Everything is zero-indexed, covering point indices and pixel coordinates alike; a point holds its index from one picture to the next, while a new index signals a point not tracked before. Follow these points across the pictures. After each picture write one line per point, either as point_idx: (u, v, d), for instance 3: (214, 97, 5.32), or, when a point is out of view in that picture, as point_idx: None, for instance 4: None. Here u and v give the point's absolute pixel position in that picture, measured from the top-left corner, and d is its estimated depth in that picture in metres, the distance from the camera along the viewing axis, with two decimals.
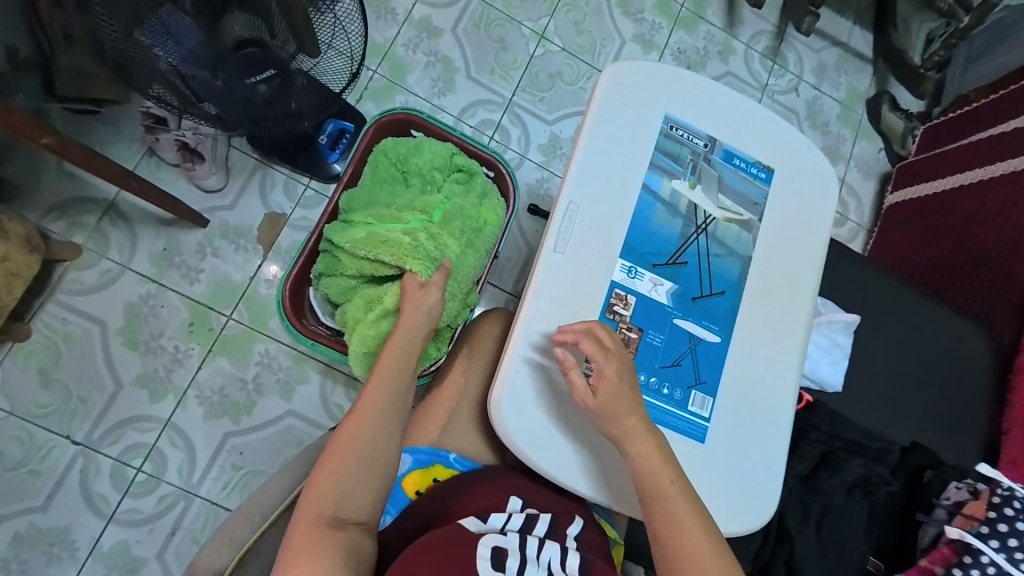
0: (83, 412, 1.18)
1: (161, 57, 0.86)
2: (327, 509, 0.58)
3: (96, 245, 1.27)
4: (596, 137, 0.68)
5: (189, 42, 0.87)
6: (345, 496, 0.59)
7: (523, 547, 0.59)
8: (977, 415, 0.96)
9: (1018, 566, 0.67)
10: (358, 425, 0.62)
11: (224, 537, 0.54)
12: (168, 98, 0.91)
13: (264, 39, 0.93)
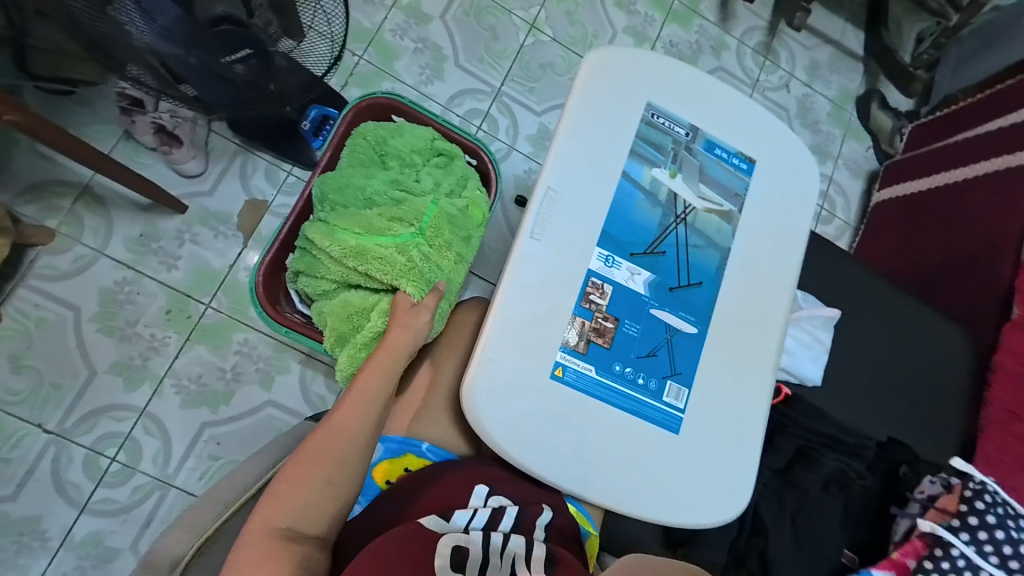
0: (56, 399, 1.15)
1: (135, 34, 0.78)
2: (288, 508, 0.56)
3: (70, 229, 1.23)
4: (577, 124, 0.67)
5: (165, 19, 0.80)
6: (310, 493, 0.58)
7: (488, 544, 0.58)
8: (954, 411, 0.97)
9: (984, 558, 0.70)
10: (331, 435, 0.61)
11: (187, 525, 0.53)
12: (145, 79, 0.85)
13: (240, 17, 0.90)
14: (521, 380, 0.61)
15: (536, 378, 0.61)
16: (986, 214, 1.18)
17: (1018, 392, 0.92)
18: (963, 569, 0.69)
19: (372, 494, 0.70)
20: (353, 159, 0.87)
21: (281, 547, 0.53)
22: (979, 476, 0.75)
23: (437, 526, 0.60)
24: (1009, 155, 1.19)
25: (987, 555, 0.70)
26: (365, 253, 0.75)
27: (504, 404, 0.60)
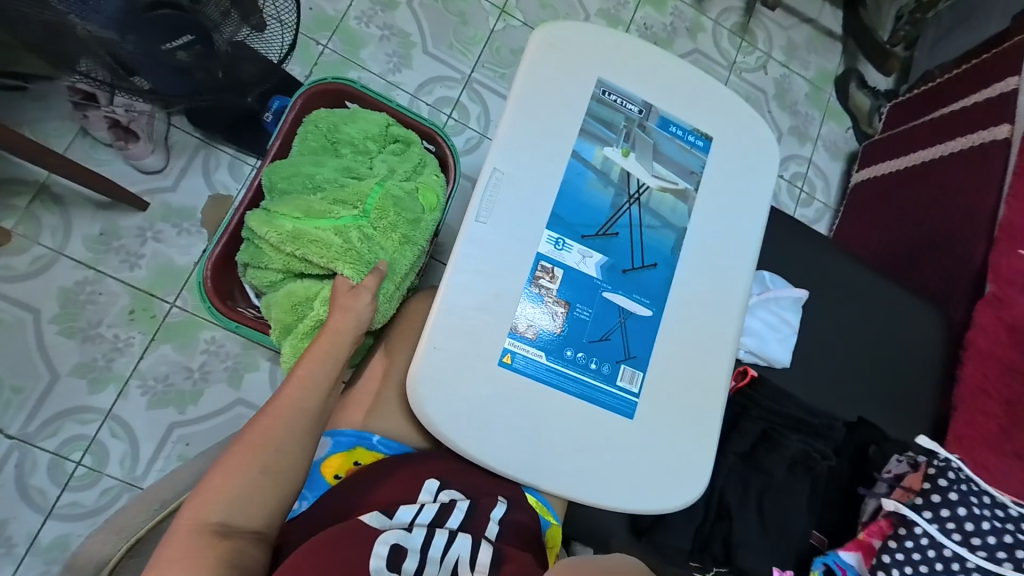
0: (17, 403, 1.12)
1: (78, 23, 0.78)
2: (223, 500, 0.55)
3: (27, 229, 1.20)
4: (524, 102, 0.65)
5: (107, 7, 0.80)
6: (247, 488, 0.56)
7: (428, 545, 0.58)
8: (926, 390, 0.95)
9: (948, 535, 0.68)
10: (268, 427, 0.59)
11: (113, 527, 0.54)
12: (98, 73, 0.85)
13: (179, 2, 0.87)
14: (465, 366, 0.59)
15: (481, 367, 0.59)
16: (960, 191, 1.17)
17: (987, 369, 0.91)
18: (927, 547, 0.68)
19: (320, 489, 0.68)
20: (306, 146, 0.85)
21: (211, 544, 0.52)
22: (944, 453, 0.73)
23: (378, 523, 0.60)
24: (983, 130, 1.17)
25: (949, 532, 0.68)
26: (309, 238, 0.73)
27: (448, 392, 0.58)
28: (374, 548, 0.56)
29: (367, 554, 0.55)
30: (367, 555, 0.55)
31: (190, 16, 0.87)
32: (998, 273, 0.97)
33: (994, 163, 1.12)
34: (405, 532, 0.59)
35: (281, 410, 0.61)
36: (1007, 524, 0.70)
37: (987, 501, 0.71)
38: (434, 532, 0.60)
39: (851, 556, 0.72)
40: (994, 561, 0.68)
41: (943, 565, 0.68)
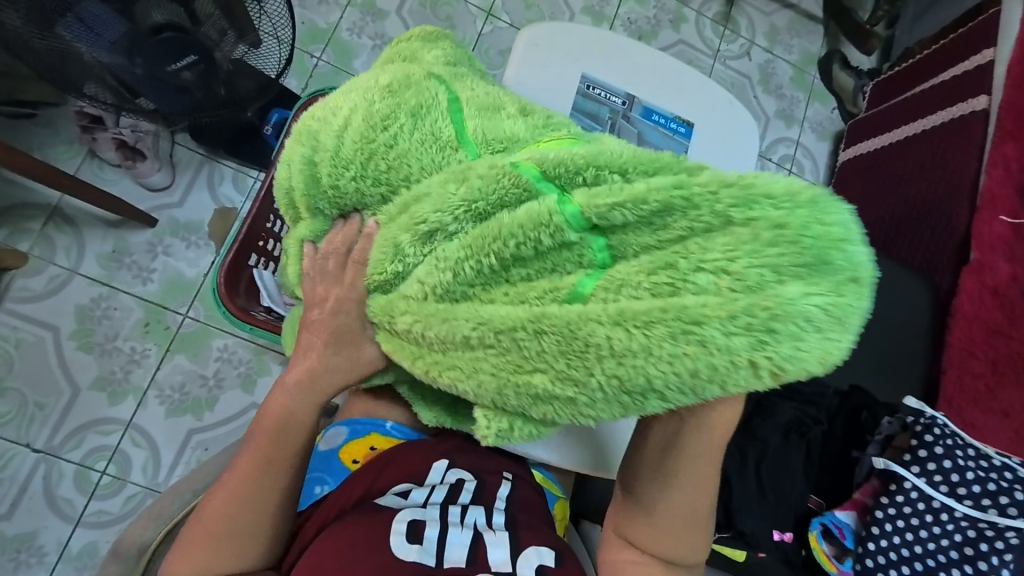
0: (41, 418, 1.17)
1: (84, 51, 0.85)
2: (219, 558, 0.59)
3: (42, 251, 1.24)
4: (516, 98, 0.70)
5: (110, 34, 0.85)
6: (234, 537, 0.59)
7: (445, 514, 0.63)
8: (916, 356, 0.99)
9: (937, 488, 0.73)
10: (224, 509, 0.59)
11: (151, 514, 0.65)
12: (103, 96, 0.95)
13: (184, 25, 0.89)
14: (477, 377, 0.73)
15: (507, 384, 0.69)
16: (942, 162, 1.19)
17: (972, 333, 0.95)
18: (916, 501, 0.72)
19: (340, 476, 0.73)
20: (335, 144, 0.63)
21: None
22: (930, 412, 0.76)
23: (393, 505, 0.65)
24: (965, 101, 1.19)
25: (937, 485, 0.73)
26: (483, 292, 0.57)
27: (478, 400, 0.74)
28: (393, 526, 0.60)
29: (389, 530, 0.60)
30: (389, 533, 0.60)
31: (192, 35, 0.90)
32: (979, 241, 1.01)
33: (973, 134, 1.15)
34: (421, 508, 0.64)
35: (257, 454, 0.61)
36: (991, 472, 0.72)
37: (972, 453, 0.73)
38: (448, 505, 0.65)
39: (848, 515, 0.76)
40: (980, 508, 0.71)
41: (932, 516, 0.72)
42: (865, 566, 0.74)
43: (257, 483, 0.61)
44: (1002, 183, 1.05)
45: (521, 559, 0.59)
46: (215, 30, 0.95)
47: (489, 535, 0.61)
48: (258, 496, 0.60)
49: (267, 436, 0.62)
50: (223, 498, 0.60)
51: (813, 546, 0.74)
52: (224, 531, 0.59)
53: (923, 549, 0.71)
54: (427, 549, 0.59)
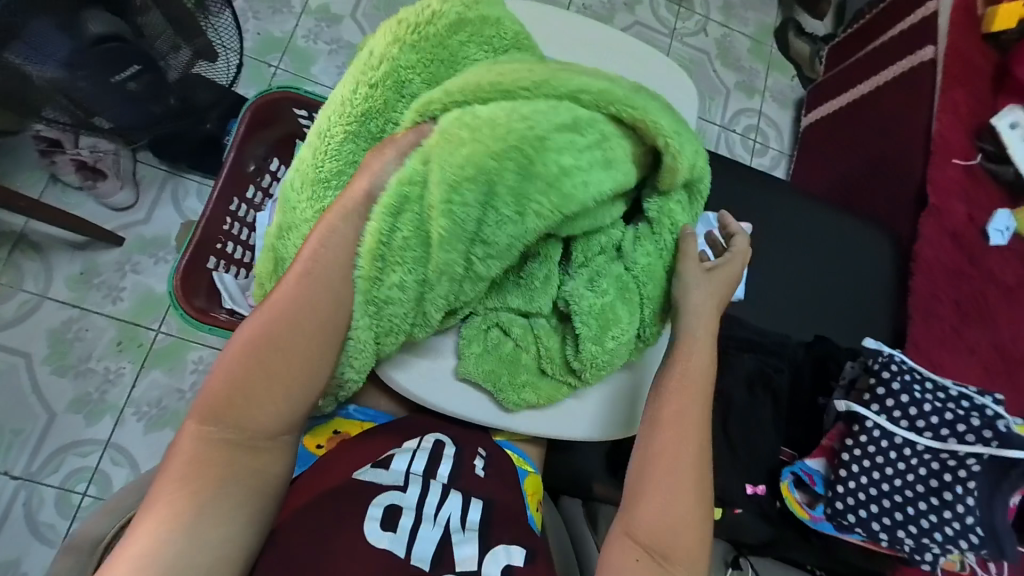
0: (18, 444, 1.16)
1: (34, 73, 0.81)
2: (256, 402, 0.55)
3: (10, 279, 1.24)
4: None
5: (58, 51, 0.80)
6: (251, 400, 0.55)
7: (421, 503, 0.61)
8: (878, 305, 1.02)
9: (896, 423, 0.75)
10: (272, 344, 0.56)
11: (107, 508, 0.60)
12: (62, 119, 0.90)
13: (126, 36, 0.86)
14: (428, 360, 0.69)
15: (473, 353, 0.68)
16: (893, 114, 1.21)
17: (937, 278, 1.03)
18: (880, 439, 0.74)
19: (304, 463, 0.68)
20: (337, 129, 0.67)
21: (232, 448, 0.54)
22: (885, 350, 0.78)
23: (373, 479, 0.62)
24: (909, 55, 1.20)
25: (897, 420, 0.75)
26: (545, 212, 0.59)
27: (434, 381, 0.69)
28: (367, 510, 0.58)
29: (362, 517, 0.58)
30: (365, 518, 0.58)
31: (136, 46, 0.87)
32: (936, 184, 1.09)
33: (923, 86, 1.16)
34: (399, 490, 0.61)
35: (282, 317, 0.56)
36: (949, 403, 0.75)
37: (928, 386, 0.76)
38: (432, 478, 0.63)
39: (816, 463, 0.78)
40: (940, 439, 0.74)
41: (896, 453, 0.74)
42: (837, 510, 0.75)
43: (282, 347, 0.56)
44: (951, 127, 1.11)
45: (487, 558, 0.59)
46: (167, 45, 0.95)
47: (455, 535, 0.60)
48: (281, 362, 0.56)
49: (294, 295, 0.57)
50: (240, 355, 0.55)
51: (786, 496, 0.77)
52: (241, 394, 0.55)
53: (891, 487, 0.74)
54: (400, 537, 0.57)
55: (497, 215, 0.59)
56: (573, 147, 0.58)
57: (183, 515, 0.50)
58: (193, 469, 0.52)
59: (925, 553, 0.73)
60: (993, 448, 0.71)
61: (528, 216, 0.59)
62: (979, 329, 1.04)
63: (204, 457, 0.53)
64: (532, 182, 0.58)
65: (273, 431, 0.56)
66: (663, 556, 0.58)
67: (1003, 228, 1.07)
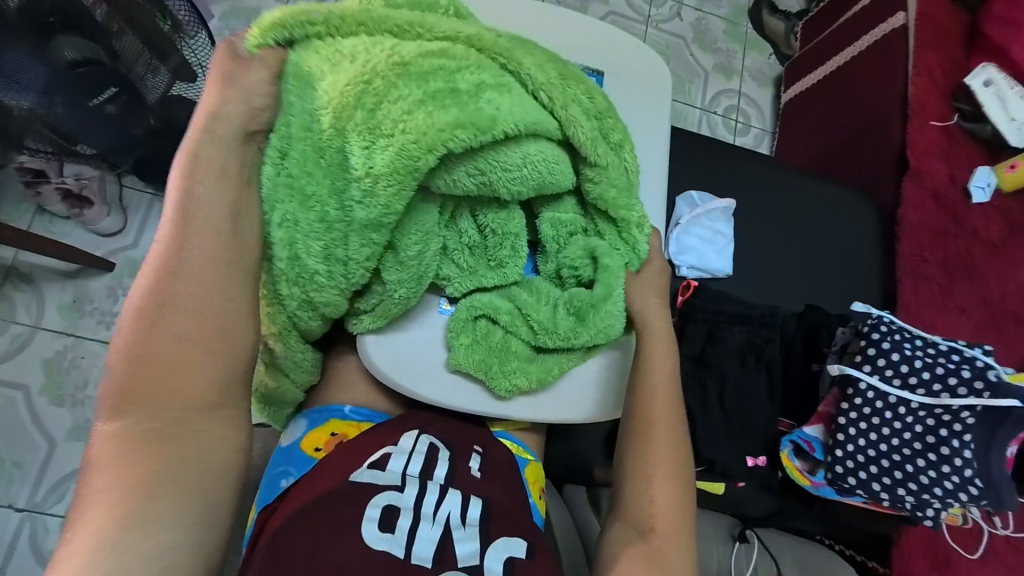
0: (20, 476, 1.15)
1: (14, 103, 0.79)
2: (168, 386, 0.53)
3: (2, 312, 1.23)
4: None
5: (36, 79, 0.79)
6: (160, 378, 0.53)
7: (420, 503, 0.60)
8: (867, 272, 1.03)
9: (889, 382, 0.75)
10: (168, 324, 0.54)
11: None
12: (44, 147, 0.89)
13: (103, 61, 0.86)
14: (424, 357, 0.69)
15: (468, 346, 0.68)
16: (869, 82, 1.21)
17: (922, 239, 1.05)
18: (874, 400, 0.75)
19: (303, 467, 0.68)
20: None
21: (152, 447, 0.52)
22: (874, 312, 0.79)
23: (371, 481, 0.61)
24: (883, 23, 1.21)
25: (890, 379, 0.75)
26: (408, 122, 0.55)
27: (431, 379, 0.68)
28: (366, 511, 0.58)
29: (360, 517, 0.57)
30: (361, 523, 0.57)
31: (113, 69, 0.88)
32: (916, 147, 1.10)
33: (896, 52, 1.17)
34: (398, 492, 0.60)
35: (168, 288, 0.55)
36: (939, 358, 0.75)
37: (918, 343, 0.76)
38: (427, 483, 0.62)
39: (814, 430, 0.80)
40: (933, 395, 0.74)
41: (891, 412, 0.75)
42: (836, 474, 0.76)
43: (177, 321, 0.55)
44: (926, 90, 1.12)
45: (489, 551, 0.59)
46: (145, 69, 0.94)
47: (456, 532, 0.60)
48: (180, 332, 0.55)
49: (168, 265, 0.55)
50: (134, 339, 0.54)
51: (785, 464, 0.79)
52: (149, 380, 0.53)
53: (887, 446, 0.74)
54: (398, 539, 0.57)
55: (360, 137, 0.56)
56: (443, 72, 0.57)
57: (123, 509, 0.49)
58: (119, 465, 0.51)
59: (925, 508, 0.74)
60: (984, 399, 0.70)
61: (387, 126, 0.55)
62: (967, 286, 1.06)
63: (131, 454, 0.51)
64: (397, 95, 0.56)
65: (191, 403, 0.54)
66: (656, 526, 0.63)
67: (985, 185, 1.08)
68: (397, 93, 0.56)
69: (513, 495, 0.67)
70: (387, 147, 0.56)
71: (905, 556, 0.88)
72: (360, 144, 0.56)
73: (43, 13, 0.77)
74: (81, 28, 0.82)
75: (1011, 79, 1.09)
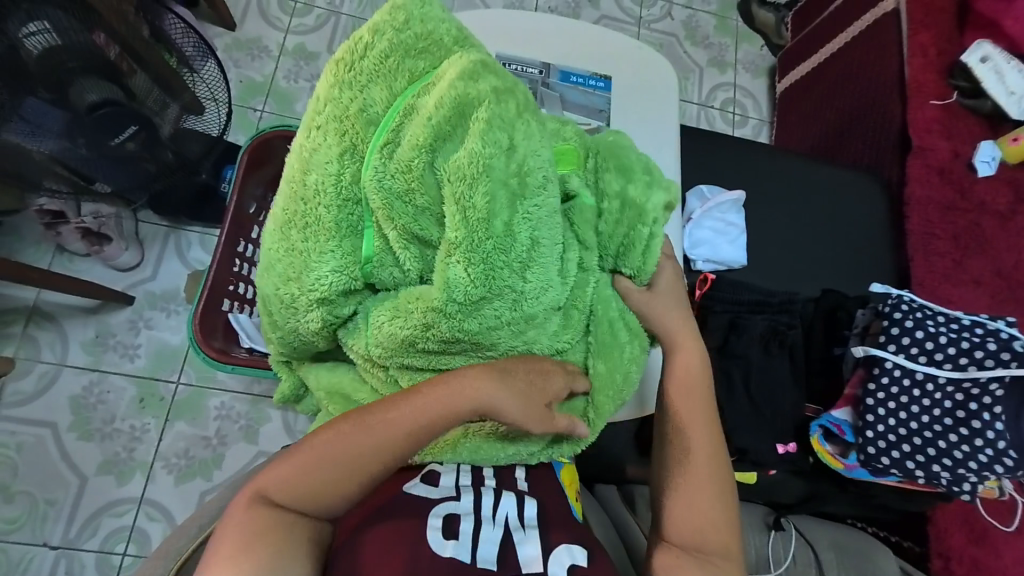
0: (54, 514, 1.17)
1: (36, 149, 0.84)
2: (306, 493, 0.58)
3: (28, 352, 1.26)
4: None
5: (55, 125, 0.83)
6: (332, 488, 0.58)
7: (479, 506, 0.61)
8: (880, 252, 1.03)
9: (916, 360, 0.75)
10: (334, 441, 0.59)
11: (161, 552, 0.63)
12: (62, 188, 0.93)
13: (120, 100, 0.88)
14: None
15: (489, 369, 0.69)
16: (865, 65, 1.23)
17: (930, 216, 1.06)
18: (902, 378, 0.75)
19: None
20: (305, 181, 0.55)
21: (275, 528, 0.56)
22: (893, 291, 0.81)
23: (425, 494, 0.61)
24: (874, 8, 1.22)
25: (916, 357, 0.76)
26: (529, 271, 0.55)
27: None
28: (428, 521, 0.59)
29: (424, 528, 0.58)
30: (423, 533, 0.58)
31: (131, 108, 0.90)
32: (917, 126, 1.11)
33: (888, 35, 1.19)
34: (455, 500, 0.61)
35: (390, 430, 0.58)
36: (962, 332, 0.76)
37: (941, 319, 0.77)
38: (481, 491, 0.62)
39: (842, 413, 0.80)
40: (960, 368, 0.74)
41: (919, 389, 0.75)
42: (868, 455, 0.76)
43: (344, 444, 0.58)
44: (923, 69, 1.13)
45: (551, 558, 0.59)
46: (156, 105, 0.96)
47: (517, 534, 0.60)
48: (354, 474, 0.58)
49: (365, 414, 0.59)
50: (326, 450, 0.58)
51: (816, 449, 0.79)
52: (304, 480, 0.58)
53: (918, 424, 0.74)
54: (463, 544, 0.58)
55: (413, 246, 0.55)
56: (505, 190, 0.53)
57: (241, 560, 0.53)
58: (257, 526, 0.55)
59: (961, 483, 0.73)
60: (1011, 368, 0.71)
61: (505, 274, 0.54)
62: (980, 259, 1.06)
63: (273, 522, 0.56)
64: (523, 237, 0.54)
65: (328, 514, 0.59)
66: (697, 517, 0.64)
67: (990, 159, 1.09)
68: (521, 241, 0.54)
69: (554, 493, 0.67)
70: (495, 296, 0.55)
71: (943, 534, 0.88)
72: (466, 291, 0.53)
73: (61, 60, 0.79)
74: (98, 72, 0.84)
75: (1006, 53, 1.11)
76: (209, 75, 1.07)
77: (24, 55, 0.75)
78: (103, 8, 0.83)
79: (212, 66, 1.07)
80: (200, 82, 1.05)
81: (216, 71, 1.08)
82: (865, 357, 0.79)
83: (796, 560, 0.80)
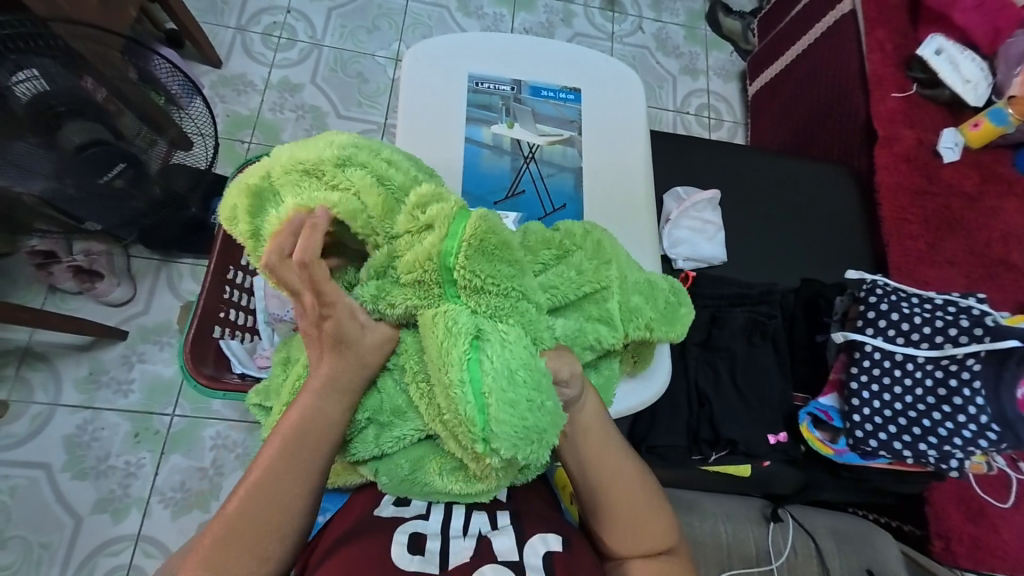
0: (48, 557, 1.14)
1: (23, 192, 0.85)
2: (236, 557, 0.53)
3: (21, 395, 1.25)
4: (411, 104, 0.82)
5: (46, 170, 0.84)
6: (254, 557, 0.54)
7: (448, 526, 0.60)
8: (856, 241, 1.06)
9: (894, 341, 0.77)
10: (256, 481, 0.55)
11: None
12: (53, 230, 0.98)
13: (108, 139, 0.89)
14: None
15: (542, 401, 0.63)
16: (828, 64, 1.28)
17: (898, 203, 1.09)
18: (882, 360, 0.77)
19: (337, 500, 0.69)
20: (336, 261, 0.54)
21: None
22: (868, 276, 0.83)
23: (396, 513, 0.62)
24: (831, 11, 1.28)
25: (893, 339, 0.77)
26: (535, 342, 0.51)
27: None
28: (395, 536, 0.59)
29: (390, 540, 0.58)
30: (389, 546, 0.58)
31: (119, 147, 0.91)
32: (881, 117, 1.15)
33: (847, 34, 1.23)
34: (422, 519, 0.61)
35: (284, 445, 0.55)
36: (936, 311, 0.77)
37: (915, 300, 0.79)
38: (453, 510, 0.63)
39: (830, 399, 0.81)
40: (937, 347, 0.75)
41: (900, 370, 0.76)
42: (857, 439, 0.76)
43: (271, 489, 0.55)
44: (883, 64, 1.17)
45: (526, 546, 0.59)
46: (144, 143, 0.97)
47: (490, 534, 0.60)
48: (282, 495, 0.55)
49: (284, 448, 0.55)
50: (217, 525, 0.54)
51: (806, 436, 0.80)
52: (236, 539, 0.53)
53: (902, 404, 0.75)
54: (429, 558, 0.57)
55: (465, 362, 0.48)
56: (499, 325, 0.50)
57: None
58: None
59: (949, 460, 0.74)
60: (986, 342, 0.72)
61: (523, 349, 0.49)
62: (953, 240, 1.09)
63: None
64: (482, 263, 0.49)
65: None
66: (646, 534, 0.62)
67: (952, 145, 1.12)
68: (477, 255, 0.49)
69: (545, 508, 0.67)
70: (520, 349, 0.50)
71: (939, 514, 0.88)
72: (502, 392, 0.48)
73: (51, 104, 0.80)
74: (87, 114, 0.86)
75: (957, 44, 1.15)
76: (196, 111, 1.08)
77: (13, 102, 0.76)
78: (88, 54, 0.86)
79: (200, 103, 1.08)
80: (187, 117, 1.06)
81: (202, 108, 1.09)
82: (845, 342, 0.81)
83: (795, 550, 0.81)
